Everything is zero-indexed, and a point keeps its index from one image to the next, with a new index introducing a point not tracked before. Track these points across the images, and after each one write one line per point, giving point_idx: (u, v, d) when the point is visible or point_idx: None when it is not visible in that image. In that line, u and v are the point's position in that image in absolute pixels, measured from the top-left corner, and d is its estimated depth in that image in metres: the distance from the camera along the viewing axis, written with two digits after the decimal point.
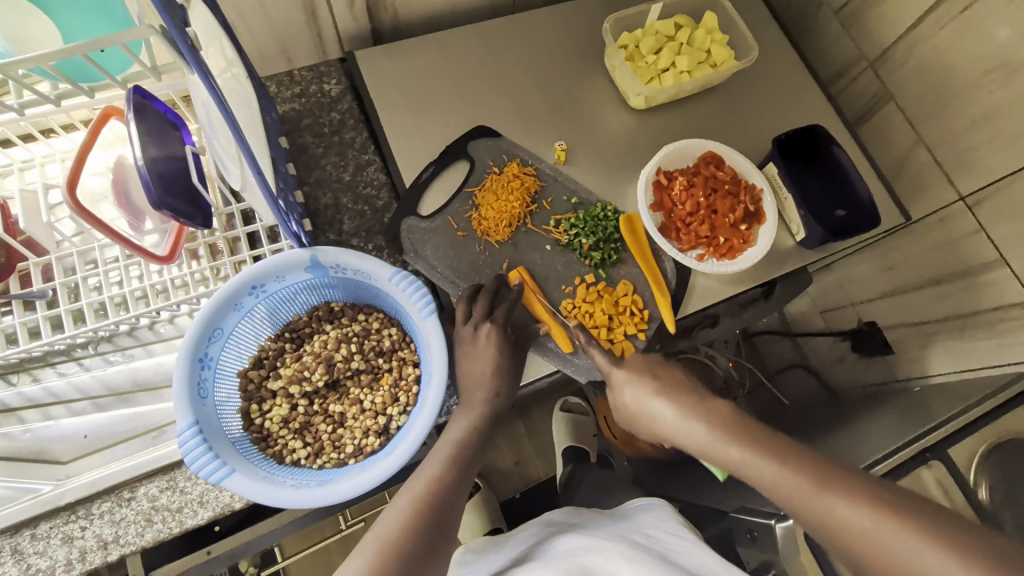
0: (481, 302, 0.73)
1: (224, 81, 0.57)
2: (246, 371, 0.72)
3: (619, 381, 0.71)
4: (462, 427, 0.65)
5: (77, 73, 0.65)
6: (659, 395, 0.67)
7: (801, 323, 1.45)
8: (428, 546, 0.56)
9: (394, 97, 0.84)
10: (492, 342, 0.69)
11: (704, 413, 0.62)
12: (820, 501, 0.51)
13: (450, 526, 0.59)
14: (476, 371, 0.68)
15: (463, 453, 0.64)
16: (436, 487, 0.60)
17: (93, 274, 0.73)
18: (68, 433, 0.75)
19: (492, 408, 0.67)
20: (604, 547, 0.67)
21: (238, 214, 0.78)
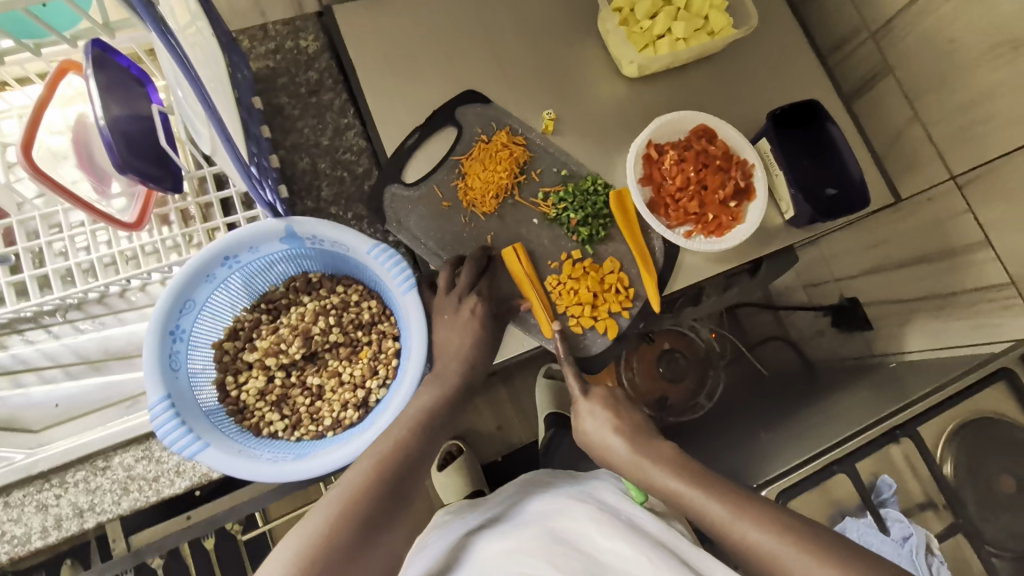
0: (466, 273, 0.72)
1: (187, 38, 0.54)
2: (220, 343, 0.71)
3: (580, 412, 0.72)
4: (430, 393, 0.64)
5: (18, 28, 0.61)
6: (617, 431, 0.68)
7: (782, 296, 1.41)
8: (388, 508, 0.53)
9: (375, 57, 0.80)
10: (476, 318, 0.70)
11: (649, 452, 0.64)
12: (735, 523, 0.54)
13: (412, 491, 0.55)
14: (455, 341, 0.69)
15: (431, 421, 0.61)
16: (399, 448, 0.57)
17: (58, 239, 0.70)
18: (39, 402, 0.74)
19: (464, 379, 0.67)
20: (578, 512, 0.68)
21: (210, 178, 0.75)
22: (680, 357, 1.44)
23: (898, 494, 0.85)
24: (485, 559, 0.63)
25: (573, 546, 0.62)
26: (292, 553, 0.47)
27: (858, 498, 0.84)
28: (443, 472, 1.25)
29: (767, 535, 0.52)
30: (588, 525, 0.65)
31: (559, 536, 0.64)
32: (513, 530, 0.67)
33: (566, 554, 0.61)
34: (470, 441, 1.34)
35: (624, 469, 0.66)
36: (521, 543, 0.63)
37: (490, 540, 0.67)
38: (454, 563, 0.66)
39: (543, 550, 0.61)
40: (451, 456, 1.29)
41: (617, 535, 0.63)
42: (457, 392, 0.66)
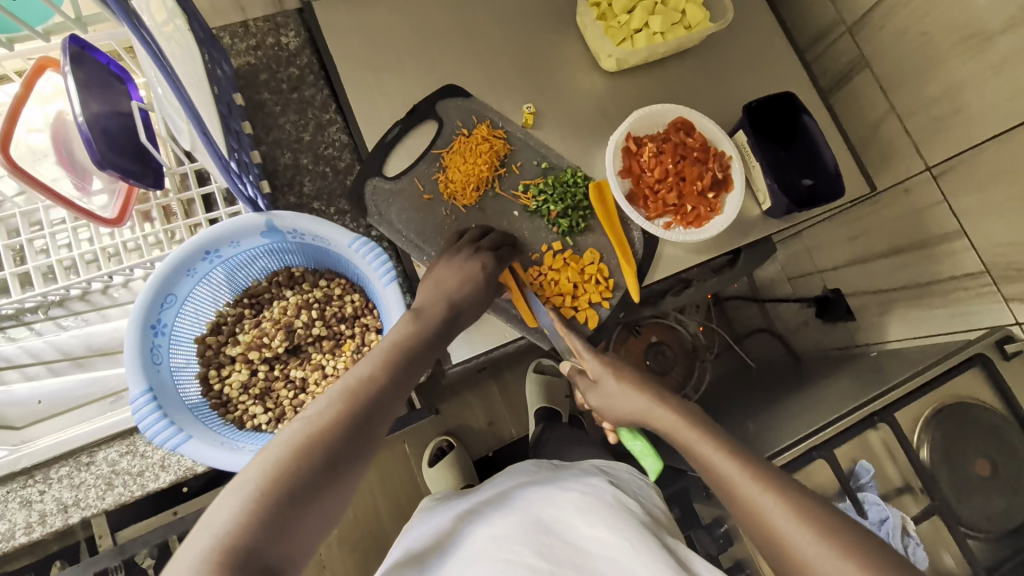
0: (473, 235, 0.74)
1: (164, 34, 0.54)
2: (203, 337, 0.71)
3: (595, 368, 0.71)
4: (408, 326, 0.61)
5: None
6: (632, 382, 0.67)
7: (769, 289, 1.46)
8: (356, 438, 0.49)
9: (355, 53, 0.80)
10: (478, 262, 0.69)
11: (670, 401, 0.64)
12: (756, 493, 0.53)
13: (384, 423, 0.52)
14: (451, 280, 0.68)
15: (399, 350, 0.58)
16: (372, 376, 0.53)
17: (39, 236, 0.70)
18: (21, 398, 0.74)
19: (450, 316, 0.65)
20: (564, 499, 0.69)
21: (192, 174, 0.76)
22: (667, 349, 1.45)
23: (875, 480, 0.87)
24: (471, 544, 0.64)
25: (559, 534, 0.63)
26: (249, 484, 0.43)
27: (836, 484, 0.85)
28: (433, 467, 1.26)
29: (787, 513, 0.51)
30: (574, 513, 0.66)
31: (545, 522, 0.65)
32: (499, 515, 0.68)
33: (552, 544, 0.61)
34: (460, 436, 1.35)
35: (643, 419, 0.65)
36: (506, 530, 0.63)
37: (478, 526, 0.67)
38: (445, 548, 0.66)
39: (528, 538, 0.61)
40: (441, 451, 1.29)
41: (601, 522, 0.64)
42: (443, 323, 0.64)
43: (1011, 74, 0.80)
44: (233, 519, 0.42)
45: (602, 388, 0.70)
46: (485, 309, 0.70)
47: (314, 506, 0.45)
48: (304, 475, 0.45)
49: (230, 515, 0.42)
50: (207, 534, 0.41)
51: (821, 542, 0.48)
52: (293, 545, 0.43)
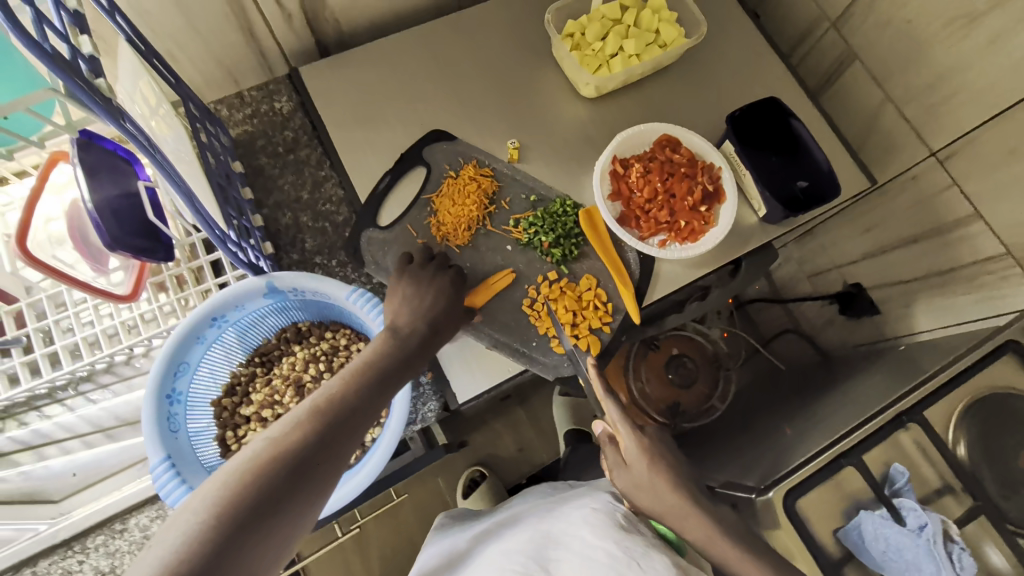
0: (419, 255, 0.74)
1: (150, 124, 0.58)
2: (219, 400, 0.74)
3: (632, 451, 0.75)
4: (382, 341, 0.63)
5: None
6: (671, 485, 0.72)
7: (789, 288, 1.42)
8: (316, 459, 0.49)
9: (342, 111, 0.84)
10: (439, 282, 0.71)
11: (712, 513, 0.69)
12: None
13: (351, 442, 0.52)
14: (423, 298, 0.69)
15: (370, 370, 0.58)
16: (340, 395, 0.54)
17: (65, 317, 0.75)
18: (58, 471, 0.80)
19: (420, 326, 0.66)
20: (574, 513, 0.70)
21: (200, 244, 0.79)
22: (689, 361, 1.39)
23: (913, 482, 0.83)
24: (482, 558, 0.67)
25: (565, 548, 0.64)
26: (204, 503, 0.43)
27: (870, 491, 0.82)
28: (467, 500, 1.26)
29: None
30: (581, 525, 0.67)
31: (554, 538, 0.66)
32: (512, 532, 0.70)
33: (558, 559, 0.63)
34: (492, 466, 1.35)
35: (671, 518, 0.70)
36: (514, 545, 0.66)
37: (490, 544, 0.70)
38: (459, 565, 0.69)
39: (534, 554, 0.63)
40: (475, 482, 1.30)
41: (607, 532, 0.65)
42: (417, 338, 0.65)
43: (1003, 52, 0.78)
44: (183, 539, 0.41)
45: (631, 471, 0.74)
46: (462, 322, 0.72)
47: (270, 526, 0.45)
48: (260, 494, 0.45)
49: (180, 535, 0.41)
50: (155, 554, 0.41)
51: None
52: (243, 568, 0.43)
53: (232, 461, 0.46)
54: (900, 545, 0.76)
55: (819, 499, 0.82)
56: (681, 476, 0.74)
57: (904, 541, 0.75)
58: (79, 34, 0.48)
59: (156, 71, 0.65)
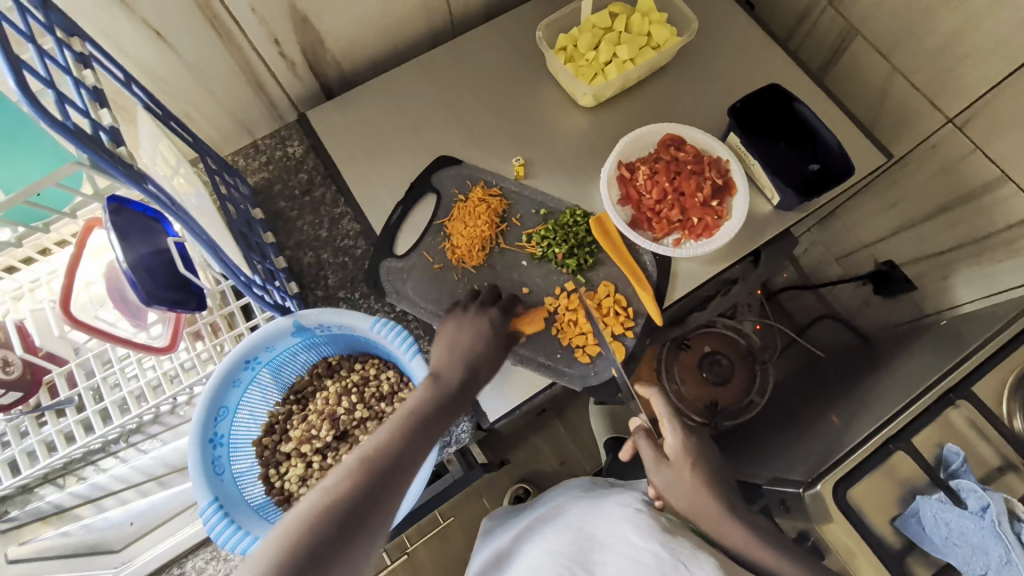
0: (484, 296, 0.75)
1: (174, 182, 0.62)
2: (260, 439, 0.77)
3: (675, 451, 0.72)
4: (429, 390, 0.61)
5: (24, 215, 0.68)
6: (713, 490, 0.68)
7: (818, 272, 1.33)
8: (358, 518, 0.50)
9: (352, 149, 0.87)
10: (489, 326, 0.71)
11: (750, 523, 0.66)
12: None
13: (398, 492, 0.53)
14: (466, 340, 0.69)
15: (418, 414, 0.58)
16: (387, 445, 0.55)
17: (111, 373, 0.79)
18: (116, 522, 0.84)
19: (466, 380, 0.65)
20: (616, 514, 0.69)
21: (229, 290, 0.84)
22: (723, 358, 1.38)
23: (971, 462, 0.79)
24: (525, 558, 0.67)
25: (607, 548, 0.64)
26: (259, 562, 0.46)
27: (925, 475, 0.79)
28: None
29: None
30: (625, 526, 0.66)
31: (597, 539, 0.66)
32: (554, 530, 0.70)
33: (600, 560, 0.62)
34: (535, 482, 1.34)
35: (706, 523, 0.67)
36: (558, 545, 0.66)
37: (532, 543, 0.70)
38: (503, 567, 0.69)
39: (577, 554, 0.63)
40: (519, 499, 1.30)
41: (649, 531, 0.64)
42: (458, 389, 0.63)
43: (1008, 9, 0.75)
44: None
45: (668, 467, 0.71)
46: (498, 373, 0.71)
47: None
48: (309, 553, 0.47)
49: None
50: None
51: None
52: None
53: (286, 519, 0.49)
54: (963, 531, 0.71)
55: (871, 488, 0.80)
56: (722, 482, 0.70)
57: (968, 525, 0.71)
58: (100, 109, 0.52)
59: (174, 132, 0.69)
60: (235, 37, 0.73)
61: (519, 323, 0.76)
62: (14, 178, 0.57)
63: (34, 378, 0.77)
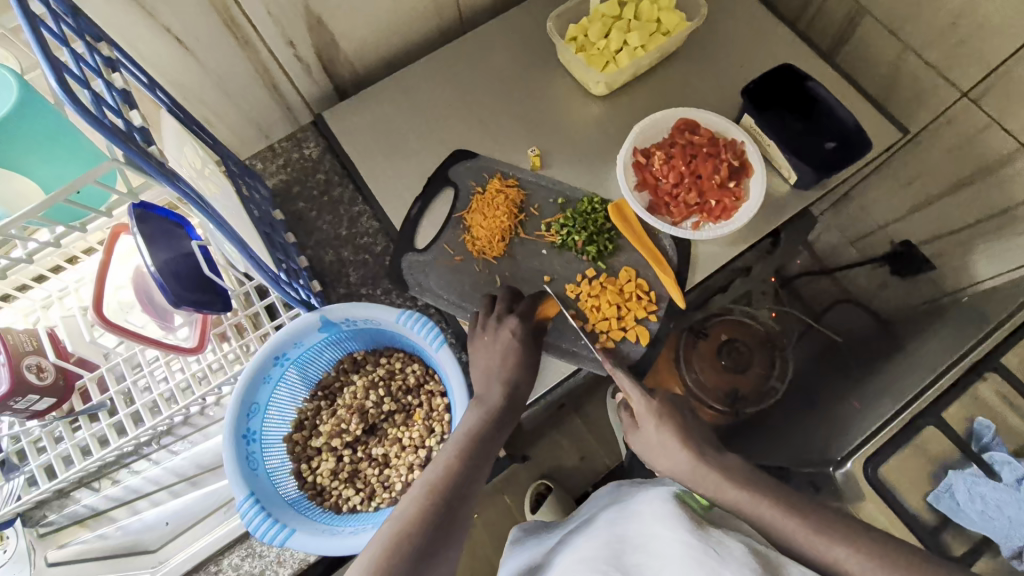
0: (501, 302, 0.77)
1: (202, 180, 0.64)
2: (290, 436, 0.78)
3: (642, 412, 0.76)
4: (477, 416, 0.68)
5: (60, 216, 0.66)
6: (682, 443, 0.71)
7: (835, 256, 1.19)
8: (440, 533, 0.55)
9: (369, 148, 0.88)
10: (516, 338, 0.73)
11: (721, 466, 0.68)
12: (820, 543, 0.58)
13: (466, 513, 0.59)
14: (494, 358, 0.74)
15: (473, 441, 0.65)
16: (451, 472, 0.61)
17: (142, 377, 0.80)
18: (151, 522, 0.85)
19: (508, 398, 0.71)
20: (648, 514, 0.66)
21: (253, 291, 0.85)
22: (741, 344, 1.26)
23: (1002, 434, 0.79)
24: (558, 568, 0.64)
25: (640, 548, 0.61)
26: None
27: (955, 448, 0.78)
28: (536, 514, 1.26)
29: (857, 559, 0.56)
30: (656, 523, 0.63)
31: (629, 540, 0.63)
32: (586, 540, 0.68)
33: (634, 560, 0.59)
34: (557, 477, 1.34)
35: (686, 478, 0.69)
36: (589, 551, 0.63)
37: (564, 554, 0.67)
38: None
39: (610, 556, 0.60)
40: (541, 496, 1.29)
41: (682, 526, 0.61)
42: (503, 408, 0.70)
43: None
44: None
45: (644, 435, 0.75)
46: (531, 393, 0.75)
47: None
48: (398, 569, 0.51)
49: None
50: None
51: None
52: None
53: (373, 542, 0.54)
54: (1000, 503, 0.74)
55: (904, 464, 0.81)
56: (691, 433, 0.73)
57: (1004, 497, 0.74)
58: (130, 109, 0.53)
59: (196, 136, 0.70)
60: (252, 41, 0.75)
61: (544, 310, 0.78)
62: (52, 176, 0.56)
63: (67, 383, 0.78)
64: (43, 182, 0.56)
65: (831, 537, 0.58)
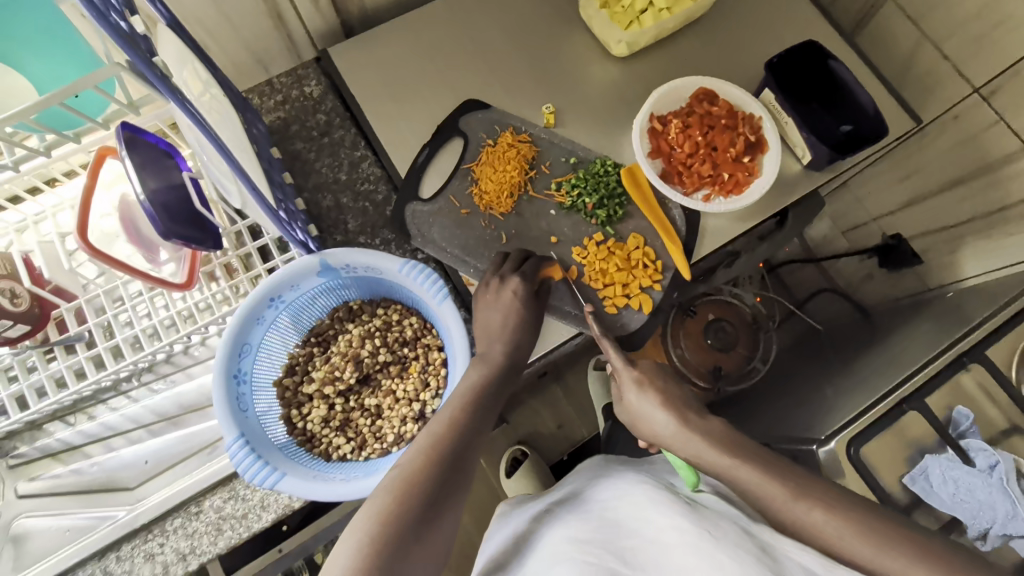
0: (509, 264, 0.75)
1: (205, 103, 0.60)
2: (281, 380, 0.76)
3: (624, 381, 0.73)
4: (479, 372, 0.66)
5: (59, 123, 0.67)
6: (663, 405, 0.70)
7: (824, 247, 1.32)
8: (446, 486, 0.56)
9: (375, 89, 0.84)
10: (518, 298, 0.72)
11: (704, 430, 0.67)
12: (797, 506, 0.59)
13: (470, 468, 0.59)
14: (496, 320, 0.71)
15: (477, 400, 0.64)
16: (454, 426, 0.61)
17: (123, 310, 0.76)
18: (130, 460, 0.83)
19: (509, 357, 0.69)
20: (639, 497, 0.66)
21: (245, 230, 0.80)
22: (727, 325, 1.37)
23: (977, 424, 0.81)
24: (549, 543, 0.64)
25: (635, 533, 0.60)
26: (361, 531, 0.52)
27: (933, 433, 0.80)
28: (512, 478, 1.27)
29: (834, 522, 0.58)
30: (650, 506, 0.63)
31: (622, 523, 0.63)
32: (578, 517, 0.67)
33: (629, 545, 0.59)
34: (535, 444, 1.35)
35: (669, 444, 0.68)
36: (581, 532, 0.63)
37: (556, 528, 0.67)
38: (526, 553, 0.66)
39: (603, 540, 0.60)
40: (518, 461, 1.30)
41: (677, 513, 0.60)
42: (502, 368, 0.69)
43: None
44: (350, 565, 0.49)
45: (627, 404, 0.73)
46: (529, 356, 0.74)
47: (420, 546, 0.52)
48: (407, 522, 0.52)
49: (347, 560, 0.50)
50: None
51: (880, 552, 0.56)
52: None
53: (380, 494, 0.55)
54: (971, 486, 0.75)
55: (882, 445, 0.81)
56: (675, 395, 0.71)
57: (976, 482, 0.75)
58: (131, 14, 0.49)
59: (197, 57, 0.65)
60: None
61: (549, 270, 0.77)
62: (46, 76, 0.59)
63: (42, 312, 0.73)
64: (35, 82, 0.59)
65: (808, 502, 0.59)
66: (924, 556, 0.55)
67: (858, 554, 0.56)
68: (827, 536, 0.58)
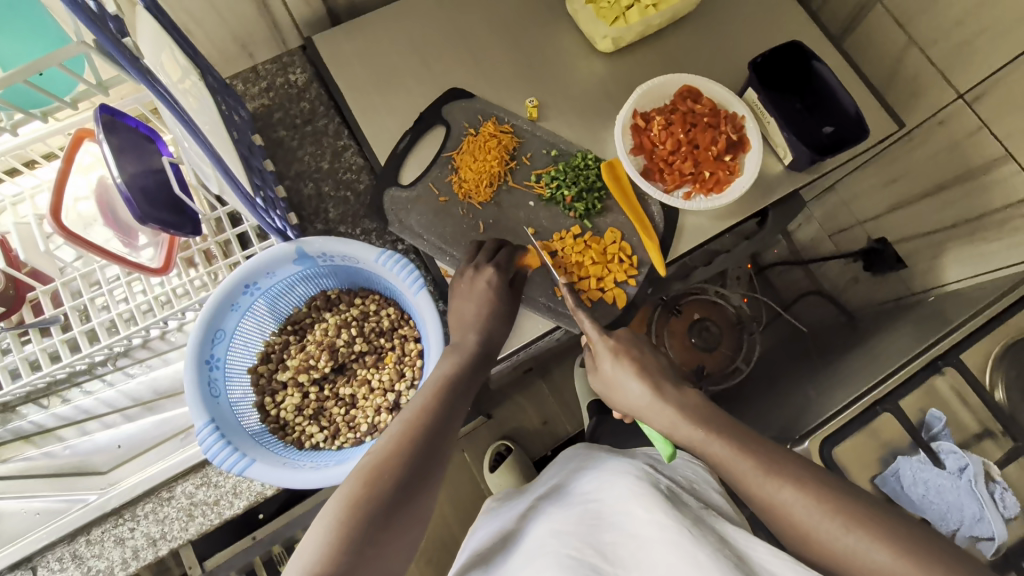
0: (483, 253, 0.75)
1: (182, 88, 0.60)
2: (256, 367, 0.76)
3: (600, 352, 0.72)
4: (452, 361, 0.66)
5: (24, 100, 0.65)
6: (637, 373, 0.69)
7: (811, 249, 1.33)
8: (417, 473, 0.56)
9: (359, 79, 0.83)
10: (492, 288, 0.72)
11: (676, 400, 0.67)
12: (768, 483, 0.58)
13: (444, 455, 0.59)
14: (471, 311, 0.71)
15: (452, 388, 0.63)
16: (428, 413, 0.60)
17: (99, 295, 0.76)
18: (104, 445, 0.83)
19: (483, 346, 0.69)
20: (620, 488, 0.66)
21: (225, 218, 0.79)
22: (712, 325, 1.36)
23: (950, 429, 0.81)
24: (530, 538, 0.64)
25: (615, 527, 0.61)
26: (331, 517, 0.52)
27: (906, 435, 0.81)
28: (494, 473, 1.27)
29: (805, 503, 0.56)
30: (629, 499, 0.63)
31: (602, 516, 0.63)
32: (560, 509, 0.67)
33: (609, 539, 0.59)
34: (518, 439, 1.35)
35: (643, 413, 0.69)
36: (563, 525, 0.62)
37: (538, 521, 0.67)
38: (508, 546, 0.67)
39: (583, 532, 0.60)
40: (500, 456, 1.30)
41: (659, 507, 0.60)
42: (478, 358, 0.69)
43: None
44: (320, 550, 0.50)
45: (603, 373, 0.73)
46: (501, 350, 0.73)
47: (389, 531, 0.52)
48: (377, 508, 0.52)
49: (317, 546, 0.50)
50: (304, 561, 0.49)
51: (846, 528, 0.55)
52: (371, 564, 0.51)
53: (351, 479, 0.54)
54: (940, 488, 0.76)
55: (856, 446, 0.82)
56: (650, 365, 0.71)
57: (945, 484, 0.76)
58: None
59: (176, 41, 0.64)
60: None
61: (526, 258, 0.77)
62: (13, 54, 0.59)
63: (18, 294, 0.74)
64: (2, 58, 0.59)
65: (780, 479, 0.58)
66: (891, 540, 0.54)
67: (825, 532, 0.55)
68: (796, 514, 0.56)
